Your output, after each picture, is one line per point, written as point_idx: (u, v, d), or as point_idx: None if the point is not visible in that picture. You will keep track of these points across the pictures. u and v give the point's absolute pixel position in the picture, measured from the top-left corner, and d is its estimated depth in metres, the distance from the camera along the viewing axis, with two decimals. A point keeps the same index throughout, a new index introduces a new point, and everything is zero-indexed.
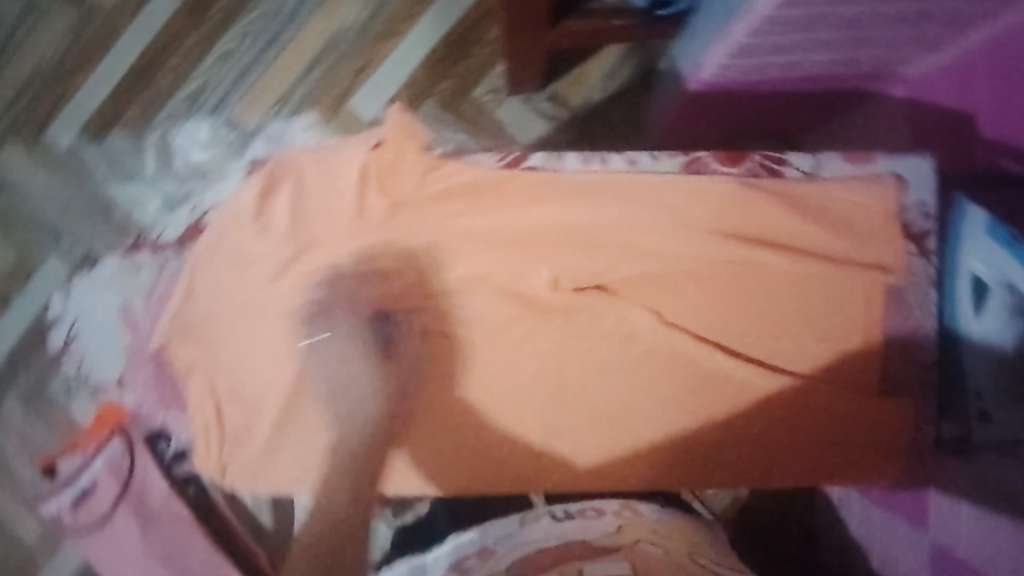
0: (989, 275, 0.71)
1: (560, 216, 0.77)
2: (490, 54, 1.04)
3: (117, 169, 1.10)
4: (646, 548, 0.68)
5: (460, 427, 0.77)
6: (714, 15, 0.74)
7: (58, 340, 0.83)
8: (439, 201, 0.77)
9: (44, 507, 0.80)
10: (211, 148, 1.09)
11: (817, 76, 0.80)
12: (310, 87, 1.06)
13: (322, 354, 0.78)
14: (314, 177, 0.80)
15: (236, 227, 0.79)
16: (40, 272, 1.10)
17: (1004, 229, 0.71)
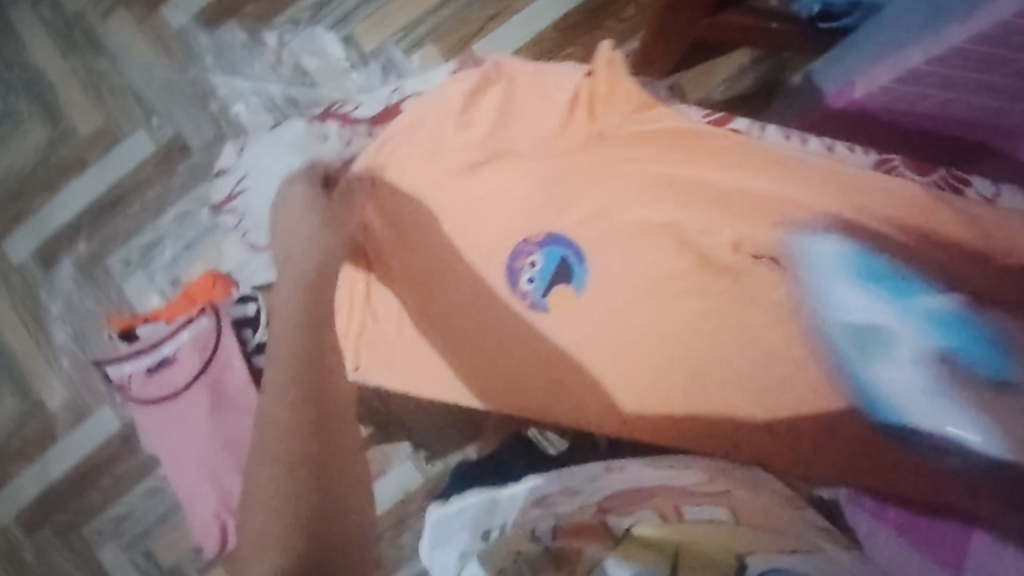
0: (862, 321, 0.76)
1: (745, 180, 0.76)
2: (623, 30, 1.03)
3: (222, 60, 1.07)
4: (737, 495, 0.74)
5: (603, 354, 0.82)
6: (884, 37, 0.78)
7: (225, 190, 0.84)
8: (640, 141, 0.77)
9: (113, 368, 0.79)
10: (322, 59, 1.06)
11: (957, 119, 0.81)
12: (438, 23, 1.04)
13: (508, 262, 0.81)
14: (526, 83, 0.79)
15: (436, 113, 0.78)
16: (123, 144, 1.08)
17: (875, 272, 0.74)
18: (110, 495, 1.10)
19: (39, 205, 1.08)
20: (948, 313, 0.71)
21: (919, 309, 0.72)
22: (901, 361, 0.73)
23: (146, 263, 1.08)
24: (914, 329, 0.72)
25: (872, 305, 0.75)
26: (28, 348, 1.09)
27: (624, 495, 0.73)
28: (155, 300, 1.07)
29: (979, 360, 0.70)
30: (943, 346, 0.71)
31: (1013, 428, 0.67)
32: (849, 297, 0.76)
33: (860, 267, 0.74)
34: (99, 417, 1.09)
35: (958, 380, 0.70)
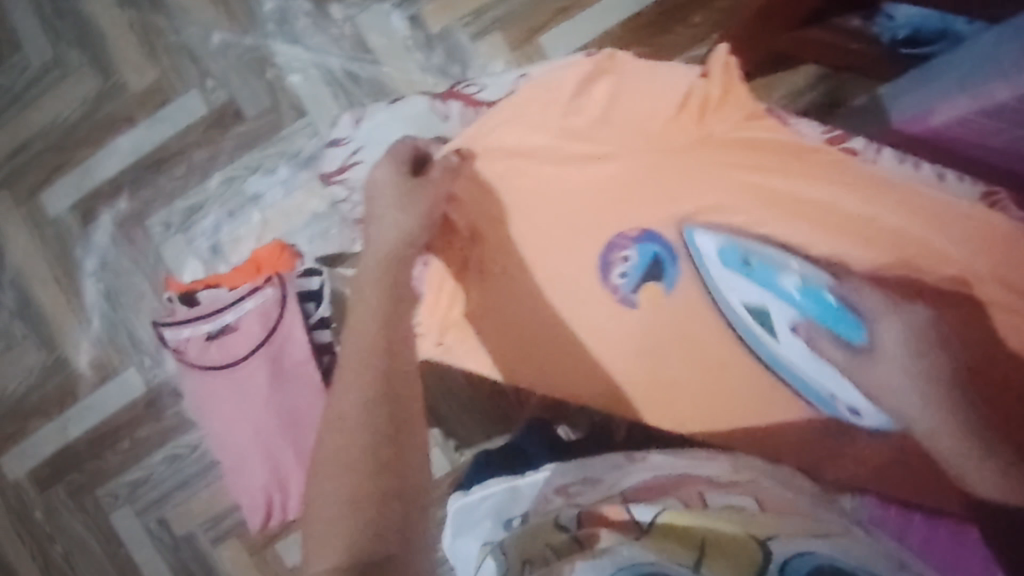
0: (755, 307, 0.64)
1: (869, 203, 0.61)
2: (695, 34, 1.02)
3: (285, 28, 1.06)
4: (772, 485, 0.59)
5: (644, 364, 0.72)
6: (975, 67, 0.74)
7: (336, 159, 0.81)
8: (745, 147, 0.64)
9: (169, 332, 0.77)
10: (387, 37, 1.05)
11: None
12: (509, 11, 1.04)
13: (601, 254, 0.70)
14: (638, 78, 0.69)
15: (546, 99, 0.70)
16: (173, 104, 1.06)
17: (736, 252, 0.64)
18: (128, 459, 1.07)
19: (81, 158, 1.06)
20: (811, 286, 0.61)
21: (781, 287, 0.62)
22: (787, 340, 0.63)
23: (187, 227, 1.06)
24: (784, 305, 0.62)
25: (750, 291, 0.64)
26: (57, 302, 1.06)
27: (645, 485, 0.61)
28: (194, 266, 1.05)
29: (836, 332, 0.60)
30: (811, 318, 0.61)
31: (881, 390, 0.59)
32: (727, 288, 0.66)
33: (735, 260, 0.64)
34: (123, 380, 1.06)
35: (839, 361, 0.60)
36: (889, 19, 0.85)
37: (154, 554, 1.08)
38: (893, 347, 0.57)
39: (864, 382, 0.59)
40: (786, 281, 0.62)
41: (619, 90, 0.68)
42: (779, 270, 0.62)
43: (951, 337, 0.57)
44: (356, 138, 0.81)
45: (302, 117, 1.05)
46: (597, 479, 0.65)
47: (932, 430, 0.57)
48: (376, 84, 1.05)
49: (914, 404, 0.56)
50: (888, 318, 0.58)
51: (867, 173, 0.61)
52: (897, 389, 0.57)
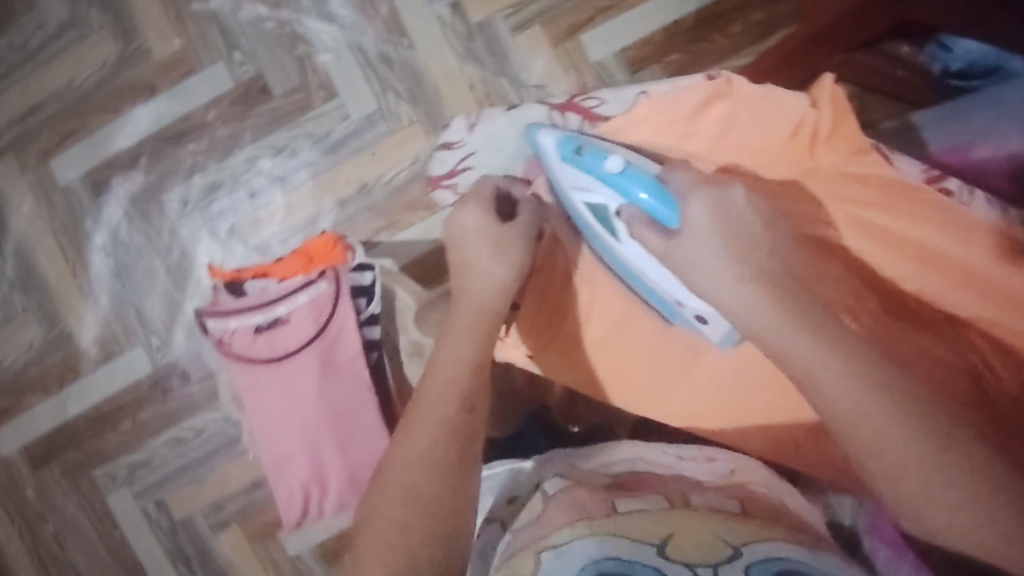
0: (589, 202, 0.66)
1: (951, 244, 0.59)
2: (737, 42, 1.02)
3: (319, 6, 1.02)
4: (762, 490, 0.63)
5: (671, 359, 0.73)
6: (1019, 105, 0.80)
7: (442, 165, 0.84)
8: (854, 181, 0.61)
9: (213, 322, 0.74)
10: (424, 21, 1.02)
11: None
12: (551, 5, 1.02)
13: None
14: (745, 105, 0.66)
15: (655, 118, 0.69)
16: (198, 75, 1.02)
17: (571, 145, 0.66)
18: (128, 441, 1.03)
19: (98, 126, 1.03)
20: (636, 174, 0.60)
21: (604, 172, 0.62)
22: (625, 240, 0.65)
23: (207, 205, 1.02)
24: (611, 192, 0.62)
25: (581, 179, 0.65)
26: (63, 274, 1.03)
27: (631, 481, 0.65)
28: (210, 245, 1.02)
29: (657, 214, 0.59)
30: (630, 202, 0.61)
31: (689, 270, 0.58)
32: (566, 176, 0.67)
33: (570, 150, 0.66)
34: (129, 358, 1.03)
35: (655, 247, 0.60)
36: (944, 50, 0.87)
37: (150, 540, 1.03)
38: (700, 221, 0.57)
39: (675, 262, 0.59)
40: (608, 163, 0.62)
41: (736, 110, 0.65)
42: (602, 155, 0.63)
43: (751, 211, 0.58)
44: (469, 143, 0.81)
45: (333, 100, 1.02)
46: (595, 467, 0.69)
47: (755, 321, 0.55)
48: (409, 69, 1.02)
49: (721, 278, 0.56)
50: (697, 194, 0.58)
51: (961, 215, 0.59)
52: (707, 268, 0.57)
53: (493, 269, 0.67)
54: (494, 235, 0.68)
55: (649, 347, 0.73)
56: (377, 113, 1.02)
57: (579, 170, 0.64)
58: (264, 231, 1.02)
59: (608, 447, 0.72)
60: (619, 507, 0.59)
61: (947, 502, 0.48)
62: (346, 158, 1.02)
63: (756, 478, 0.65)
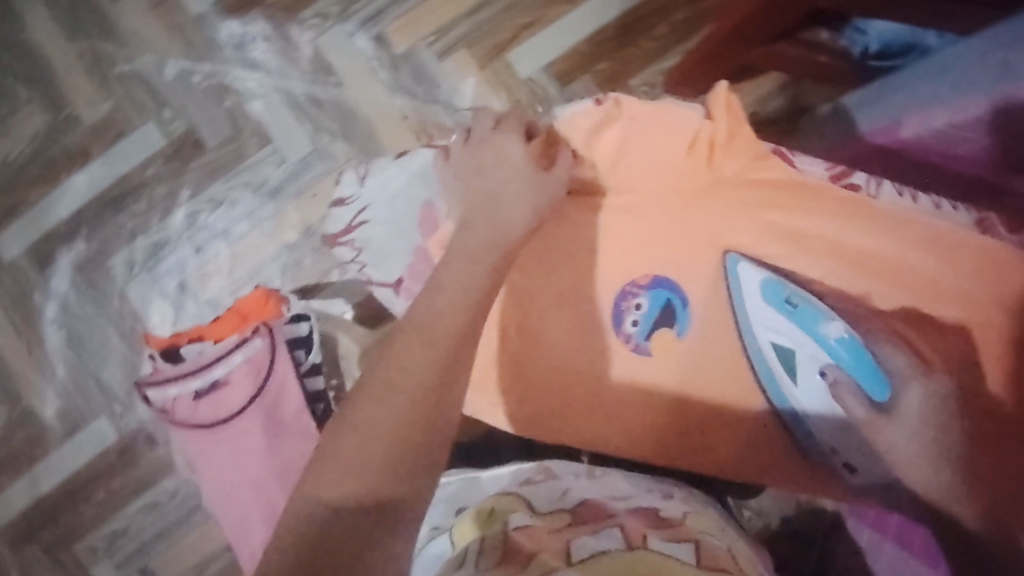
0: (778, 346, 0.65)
1: (863, 239, 0.65)
2: (664, 45, 1.02)
3: (242, 54, 1.02)
4: (711, 540, 0.63)
5: (626, 395, 0.68)
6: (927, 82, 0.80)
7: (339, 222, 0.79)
8: (760, 189, 0.66)
9: (159, 390, 0.76)
10: (349, 58, 1.02)
11: (984, 180, 0.82)
12: (473, 28, 1.02)
13: (614, 303, 0.67)
14: (642, 126, 0.66)
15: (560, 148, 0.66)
16: (131, 136, 1.01)
17: (777, 288, 0.65)
18: (105, 510, 1.03)
19: (36, 199, 1.02)
20: (853, 343, 0.64)
21: (824, 335, 0.64)
22: (803, 387, 0.65)
23: (152, 265, 1.01)
24: (818, 351, 0.64)
25: (784, 329, 0.65)
26: (18, 352, 1.02)
27: (589, 509, 0.64)
28: (162, 306, 1.01)
29: (866, 386, 0.64)
30: (847, 371, 0.64)
31: (880, 435, 0.63)
32: (760, 317, 0.65)
33: (783, 300, 0.65)
34: (94, 429, 1.02)
35: (857, 413, 0.64)
36: (859, 33, 0.87)
37: None
38: (914, 405, 0.62)
39: (868, 432, 0.64)
40: (827, 330, 0.64)
41: (638, 134, 0.66)
42: (824, 317, 0.64)
43: (953, 399, 0.62)
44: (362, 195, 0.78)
45: (267, 146, 1.02)
46: (547, 497, 0.69)
47: (908, 470, 0.62)
48: (340, 107, 1.02)
49: (916, 456, 0.61)
50: (914, 378, 0.63)
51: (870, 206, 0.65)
52: (915, 444, 0.62)
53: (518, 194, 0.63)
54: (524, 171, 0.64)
55: (598, 387, 0.69)
56: (313, 154, 1.02)
57: (800, 321, 0.64)
58: (212, 285, 1.02)
59: (558, 475, 0.73)
60: (578, 547, 0.55)
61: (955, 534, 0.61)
62: (287, 204, 1.01)
63: (703, 525, 0.65)
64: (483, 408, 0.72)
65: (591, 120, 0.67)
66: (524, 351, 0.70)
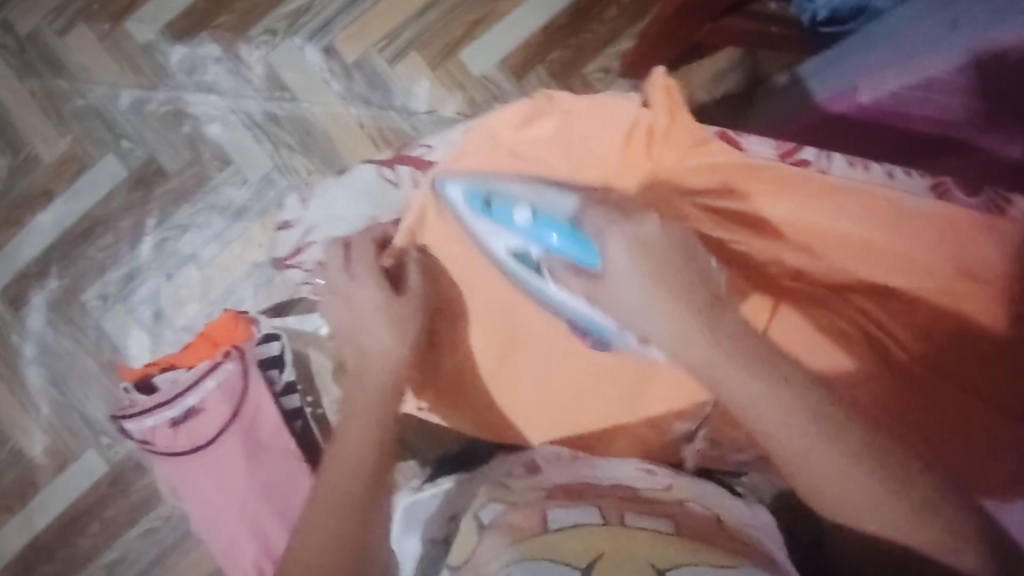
0: (514, 248, 0.62)
1: (795, 223, 0.65)
2: (613, 31, 1.02)
3: (195, 78, 1.01)
4: (693, 509, 0.64)
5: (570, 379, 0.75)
6: (885, 46, 0.78)
7: (286, 245, 0.76)
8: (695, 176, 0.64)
9: (131, 423, 0.74)
10: (302, 73, 1.02)
11: (951, 125, 0.81)
12: (422, 30, 1.02)
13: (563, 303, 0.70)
14: (581, 126, 0.66)
15: (492, 150, 0.66)
16: (92, 170, 1.01)
17: (479, 195, 0.63)
18: (102, 540, 1.03)
19: (3, 242, 1.01)
20: (551, 220, 0.59)
21: (519, 224, 0.61)
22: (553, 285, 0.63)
23: (126, 295, 1.01)
24: (529, 241, 0.61)
25: (506, 234, 0.62)
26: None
27: (566, 490, 0.65)
28: (139, 335, 1.01)
29: (576, 259, 0.59)
30: (552, 249, 0.60)
31: (621, 309, 0.58)
32: (481, 228, 0.64)
33: (480, 201, 0.63)
34: (83, 462, 1.03)
35: (579, 286, 0.60)
36: (806, 1, 0.85)
37: None
38: (619, 262, 0.57)
39: (606, 300, 0.59)
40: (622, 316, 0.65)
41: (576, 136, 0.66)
42: (516, 204, 0.61)
43: (680, 241, 0.57)
44: (309, 217, 0.75)
45: (228, 167, 1.02)
46: (525, 485, 0.68)
47: (687, 355, 0.56)
48: (298, 122, 1.02)
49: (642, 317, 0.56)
50: (613, 231, 0.57)
51: (817, 181, 0.64)
52: (633, 301, 0.57)
53: (378, 342, 0.67)
54: (392, 320, 0.67)
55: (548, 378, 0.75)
56: (274, 171, 1.02)
57: (505, 217, 0.61)
58: (187, 310, 1.02)
59: (541, 465, 0.71)
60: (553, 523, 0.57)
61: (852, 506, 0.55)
62: (253, 223, 1.02)
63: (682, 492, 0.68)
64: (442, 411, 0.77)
65: (524, 122, 0.66)
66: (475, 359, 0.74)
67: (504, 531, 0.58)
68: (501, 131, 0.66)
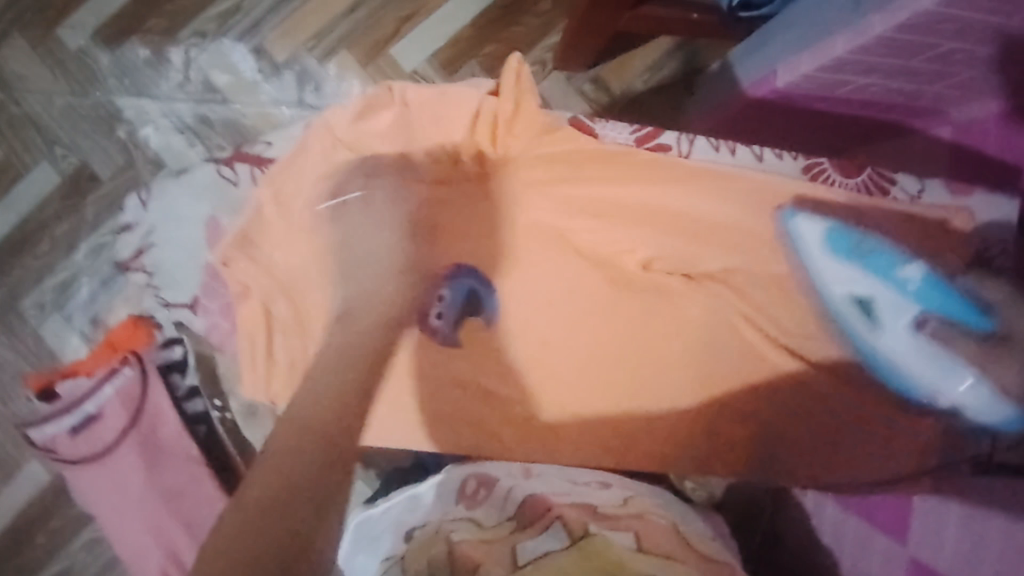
0: (860, 289, 0.67)
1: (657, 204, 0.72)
2: (545, 23, 1.00)
3: (127, 81, 1.01)
4: (653, 522, 0.63)
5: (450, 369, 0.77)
6: (804, 26, 0.73)
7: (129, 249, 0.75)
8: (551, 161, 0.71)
9: (32, 432, 0.73)
10: (232, 74, 1.01)
11: (876, 102, 0.78)
12: (351, 27, 1.00)
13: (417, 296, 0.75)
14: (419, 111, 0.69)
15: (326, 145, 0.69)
16: (27, 178, 1.01)
17: (844, 238, 0.67)
18: (52, 548, 1.03)
19: None
20: (935, 281, 0.64)
21: (904, 279, 0.64)
22: (891, 331, 0.66)
23: (62, 302, 1.01)
24: (900, 297, 0.65)
25: (855, 277, 0.67)
26: None
27: (530, 506, 0.63)
28: (77, 344, 1.00)
29: (968, 326, 0.62)
30: (933, 309, 0.63)
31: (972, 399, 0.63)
32: (831, 268, 0.68)
33: (843, 241, 0.67)
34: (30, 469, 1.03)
35: (971, 355, 0.61)
36: None
37: None
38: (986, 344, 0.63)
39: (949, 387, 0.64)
40: (905, 274, 0.64)
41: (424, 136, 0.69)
42: (902, 263, 0.65)
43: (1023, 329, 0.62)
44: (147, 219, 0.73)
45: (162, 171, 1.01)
46: (490, 506, 0.66)
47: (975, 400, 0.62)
48: (230, 123, 1.01)
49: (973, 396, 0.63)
50: (1006, 311, 0.62)
51: (683, 166, 0.69)
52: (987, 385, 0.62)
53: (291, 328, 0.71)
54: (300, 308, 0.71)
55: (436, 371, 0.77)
56: None
57: (879, 263, 0.65)
58: None
59: (496, 481, 0.69)
60: (521, 551, 0.56)
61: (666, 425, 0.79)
62: None
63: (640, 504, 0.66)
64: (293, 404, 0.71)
65: (360, 116, 0.68)
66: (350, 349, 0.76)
67: (475, 552, 0.57)
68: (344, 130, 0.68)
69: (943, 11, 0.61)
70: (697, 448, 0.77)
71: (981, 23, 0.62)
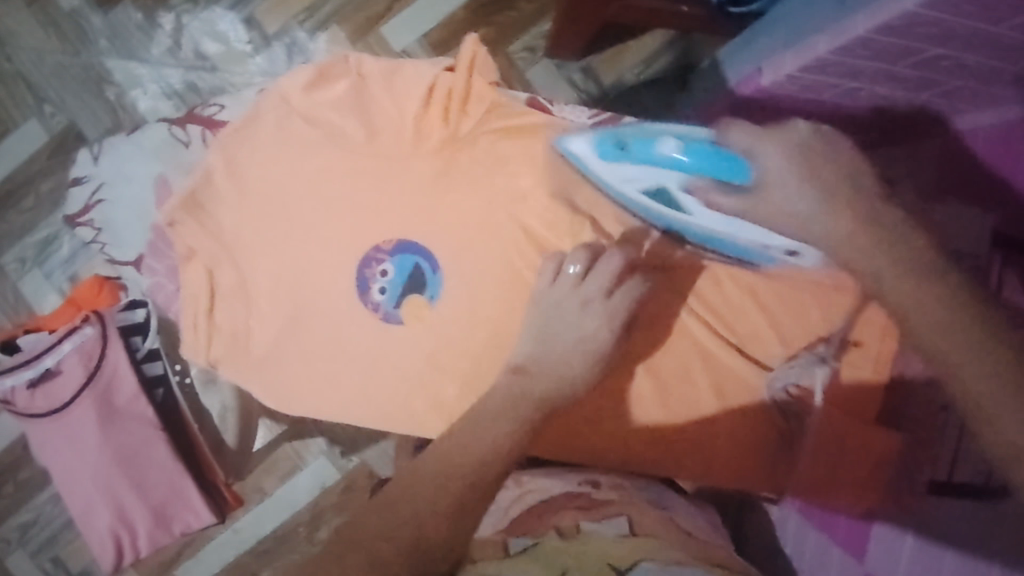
0: (647, 183, 0.57)
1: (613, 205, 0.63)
2: (539, 11, 1.00)
3: (118, 43, 1.01)
4: (645, 507, 0.62)
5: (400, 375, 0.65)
6: (802, 18, 0.71)
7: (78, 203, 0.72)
8: (503, 140, 0.62)
9: None
10: (222, 44, 1.01)
11: (866, 108, 0.75)
12: (344, 3, 1.00)
13: (358, 273, 0.63)
14: (377, 82, 0.63)
15: (275, 112, 0.63)
16: (14, 134, 1.01)
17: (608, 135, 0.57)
18: None
19: None
20: (690, 143, 0.53)
21: (659, 156, 0.54)
22: (696, 211, 0.58)
23: (43, 260, 1.00)
24: (669, 174, 0.55)
25: (636, 171, 0.57)
26: None
27: (532, 512, 0.62)
28: (54, 300, 1.01)
29: (722, 178, 0.51)
30: (702, 176, 0.53)
31: (774, 217, 0.50)
32: (614, 174, 0.58)
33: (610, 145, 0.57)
34: None
35: (732, 208, 0.52)
36: None
37: None
38: (780, 173, 0.48)
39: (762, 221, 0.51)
40: (660, 151, 0.54)
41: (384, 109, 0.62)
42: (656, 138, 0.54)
43: (825, 142, 0.48)
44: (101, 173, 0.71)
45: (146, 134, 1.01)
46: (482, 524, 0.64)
47: (836, 246, 0.47)
48: (218, 92, 1.01)
49: (796, 204, 0.48)
50: (764, 140, 0.49)
51: None
52: (802, 211, 0.48)
53: (235, 322, 0.65)
54: None
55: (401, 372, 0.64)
56: None
57: (643, 152, 0.55)
58: None
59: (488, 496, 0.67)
60: (509, 545, 0.56)
61: (664, 447, 0.68)
62: None
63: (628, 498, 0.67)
64: (259, 387, 0.66)
65: (308, 86, 0.62)
66: (295, 334, 0.64)
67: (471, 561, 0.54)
68: (291, 95, 0.63)
69: (925, 15, 0.57)
70: (699, 476, 0.68)
71: (964, 29, 0.58)
